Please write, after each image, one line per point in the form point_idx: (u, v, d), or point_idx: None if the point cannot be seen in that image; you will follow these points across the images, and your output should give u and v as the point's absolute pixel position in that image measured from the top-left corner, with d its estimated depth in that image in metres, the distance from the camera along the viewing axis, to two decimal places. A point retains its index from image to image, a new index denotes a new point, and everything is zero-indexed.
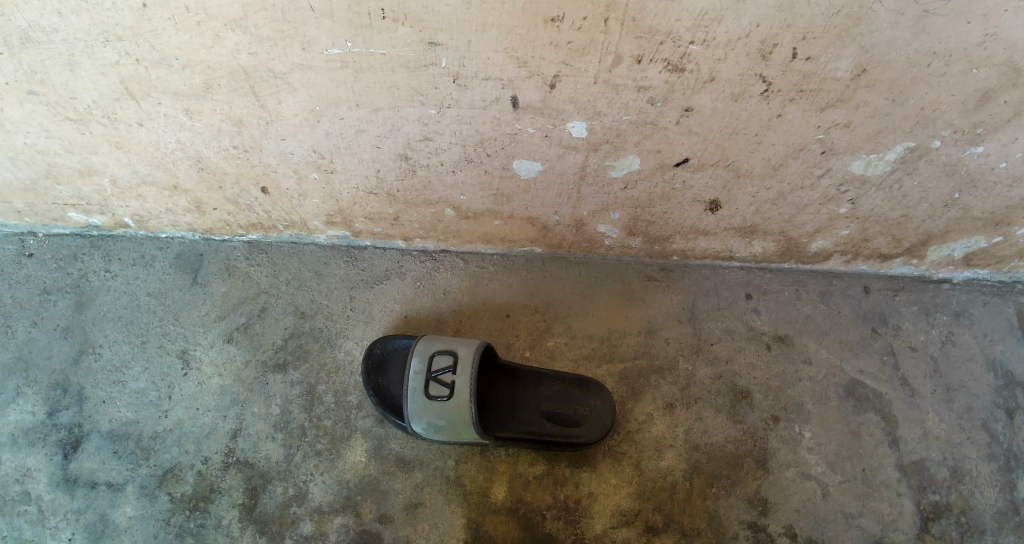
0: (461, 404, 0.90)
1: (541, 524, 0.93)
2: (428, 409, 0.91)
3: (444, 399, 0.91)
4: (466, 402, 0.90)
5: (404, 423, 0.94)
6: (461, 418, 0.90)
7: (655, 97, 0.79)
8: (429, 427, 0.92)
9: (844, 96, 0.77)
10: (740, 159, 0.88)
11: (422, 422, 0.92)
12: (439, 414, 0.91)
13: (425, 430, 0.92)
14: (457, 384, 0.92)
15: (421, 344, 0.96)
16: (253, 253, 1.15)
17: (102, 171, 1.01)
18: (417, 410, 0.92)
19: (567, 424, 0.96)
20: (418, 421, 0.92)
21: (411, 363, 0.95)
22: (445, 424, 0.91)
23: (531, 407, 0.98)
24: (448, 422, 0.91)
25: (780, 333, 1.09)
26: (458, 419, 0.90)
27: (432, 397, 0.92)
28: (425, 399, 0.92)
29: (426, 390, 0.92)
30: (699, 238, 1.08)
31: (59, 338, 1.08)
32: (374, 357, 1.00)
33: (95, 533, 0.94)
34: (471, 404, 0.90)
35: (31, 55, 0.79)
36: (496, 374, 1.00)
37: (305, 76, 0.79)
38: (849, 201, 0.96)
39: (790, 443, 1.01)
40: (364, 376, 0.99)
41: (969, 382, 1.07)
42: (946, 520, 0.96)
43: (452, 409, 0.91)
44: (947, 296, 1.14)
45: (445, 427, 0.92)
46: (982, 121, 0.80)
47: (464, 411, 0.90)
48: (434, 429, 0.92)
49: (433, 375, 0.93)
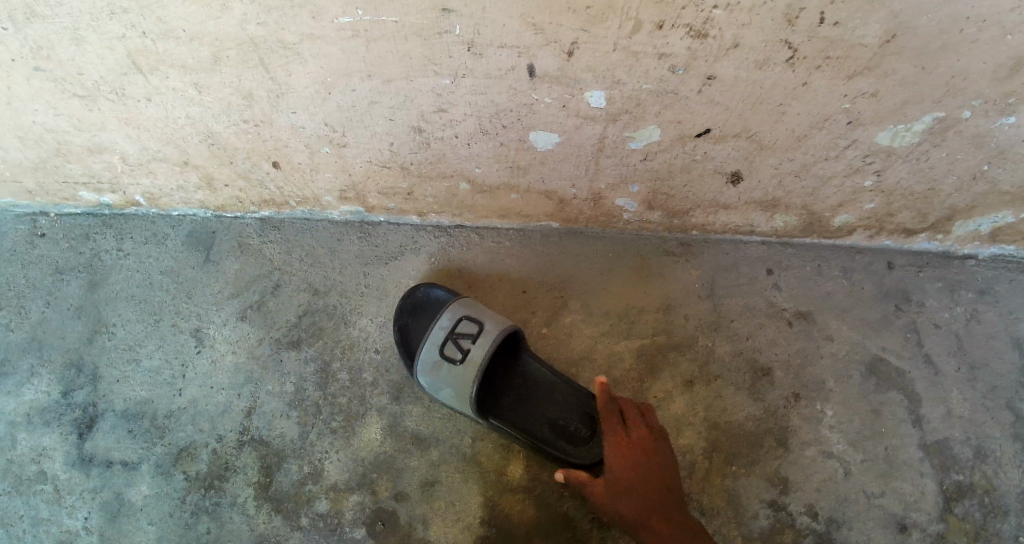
0: (466, 374, 0.90)
1: (560, 502, 0.93)
2: (437, 366, 0.92)
3: (454, 364, 0.91)
4: (471, 378, 0.90)
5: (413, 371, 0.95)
6: (463, 390, 0.90)
7: (676, 65, 0.76)
8: (431, 388, 0.93)
9: (871, 64, 0.73)
10: (763, 130, 0.86)
11: (427, 379, 0.92)
12: (443, 379, 0.91)
13: (426, 387, 0.93)
14: (471, 358, 0.91)
15: (456, 303, 0.97)
16: (266, 230, 1.14)
17: (112, 149, 1.00)
18: (428, 367, 0.92)
19: (562, 438, 0.94)
20: (425, 377, 0.93)
21: (440, 317, 0.96)
22: (444, 390, 0.91)
23: (533, 409, 0.96)
24: (448, 389, 0.91)
25: (801, 309, 1.07)
26: (458, 389, 0.90)
27: (444, 360, 0.92)
28: (439, 358, 0.92)
29: (442, 351, 0.93)
30: (719, 212, 1.06)
31: (72, 318, 1.08)
32: (411, 300, 1.02)
33: (111, 512, 0.95)
34: (475, 378, 0.89)
35: (36, 30, 0.77)
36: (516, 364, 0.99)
37: (315, 46, 0.77)
38: (873, 174, 0.93)
39: (811, 421, 0.99)
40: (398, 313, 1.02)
41: (994, 360, 1.05)
42: (969, 501, 0.95)
43: (458, 378, 0.91)
44: (972, 272, 1.11)
45: (443, 392, 0.92)
46: (1014, 90, 0.76)
47: (467, 384, 0.90)
48: (435, 391, 0.92)
49: (455, 336, 0.94)
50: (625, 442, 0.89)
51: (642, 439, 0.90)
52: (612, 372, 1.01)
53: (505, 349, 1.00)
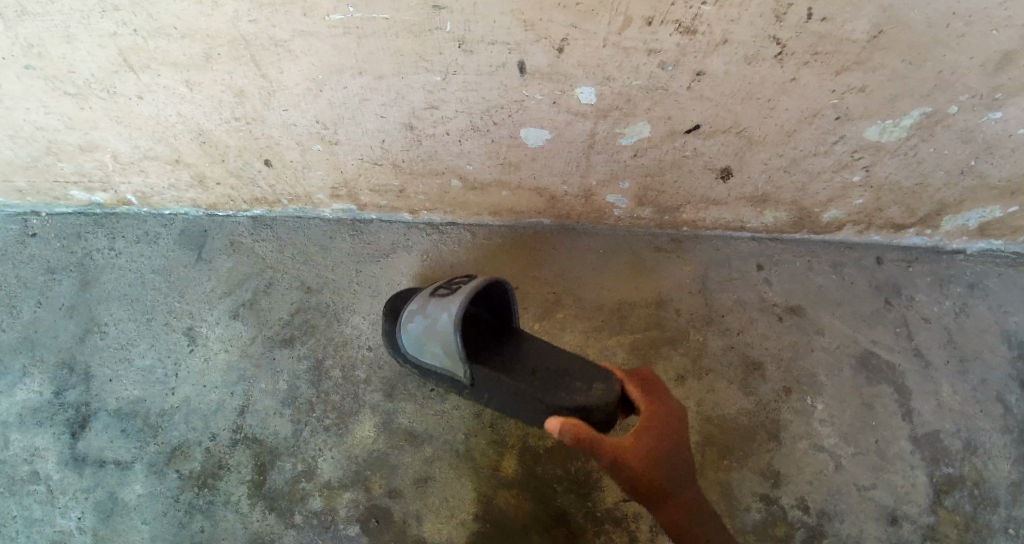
0: (444, 316, 0.88)
1: (553, 497, 0.94)
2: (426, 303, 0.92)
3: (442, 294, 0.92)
4: (449, 319, 0.87)
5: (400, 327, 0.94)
6: (442, 333, 0.88)
7: (666, 61, 0.76)
8: (414, 342, 0.91)
9: (860, 58, 0.73)
10: (753, 125, 0.86)
11: (410, 333, 0.92)
12: (425, 326, 0.90)
13: (410, 344, 0.92)
14: (450, 301, 0.89)
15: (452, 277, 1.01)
16: (258, 228, 1.14)
17: (104, 147, 0.99)
18: (410, 320, 0.92)
19: (556, 387, 0.88)
20: (408, 331, 0.92)
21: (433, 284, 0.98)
22: (425, 338, 0.90)
23: (524, 365, 0.92)
24: (428, 337, 0.89)
25: (793, 304, 1.08)
26: (437, 334, 0.88)
27: (425, 309, 0.91)
28: (421, 310, 0.92)
29: (425, 303, 0.93)
30: (710, 207, 1.06)
31: (64, 317, 1.08)
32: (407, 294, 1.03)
33: (105, 511, 0.95)
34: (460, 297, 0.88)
35: (26, 27, 0.77)
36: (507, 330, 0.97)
37: (306, 43, 0.77)
38: (863, 169, 0.94)
39: (803, 415, 1.00)
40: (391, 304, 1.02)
41: (983, 353, 1.05)
42: (959, 493, 0.96)
43: (438, 323, 0.89)
44: (961, 266, 1.12)
45: (425, 342, 0.90)
46: (1001, 85, 0.77)
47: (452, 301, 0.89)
48: (417, 344, 0.91)
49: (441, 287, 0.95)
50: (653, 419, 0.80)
51: (674, 422, 0.80)
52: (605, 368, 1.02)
53: (495, 316, 0.98)
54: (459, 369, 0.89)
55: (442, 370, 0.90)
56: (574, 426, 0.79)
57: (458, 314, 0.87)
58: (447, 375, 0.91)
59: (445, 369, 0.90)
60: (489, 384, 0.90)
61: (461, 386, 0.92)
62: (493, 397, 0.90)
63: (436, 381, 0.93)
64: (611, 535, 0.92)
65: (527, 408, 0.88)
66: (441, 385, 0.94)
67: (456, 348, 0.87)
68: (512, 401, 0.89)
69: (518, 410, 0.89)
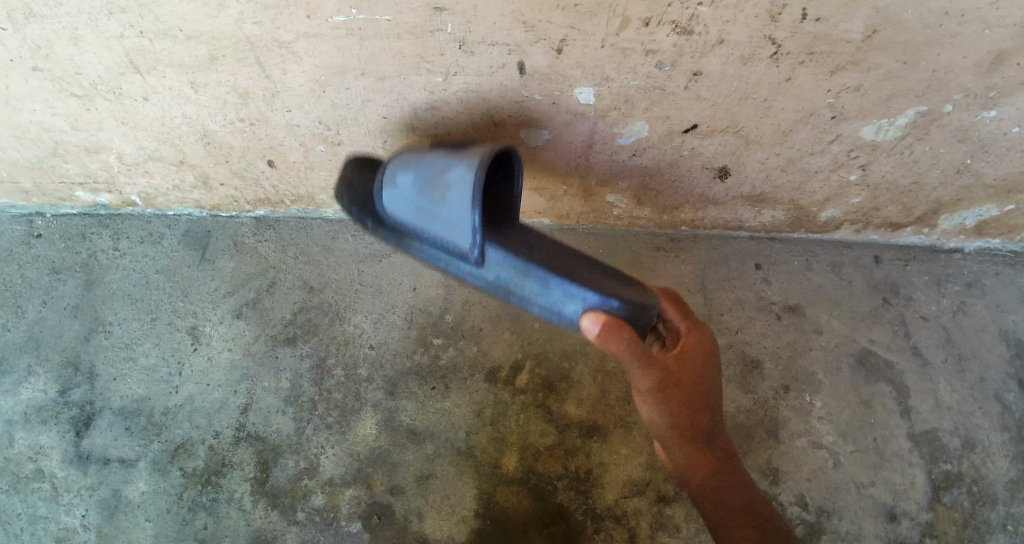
0: (454, 170, 0.72)
1: (553, 494, 0.95)
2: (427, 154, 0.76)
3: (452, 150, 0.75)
4: (465, 174, 0.70)
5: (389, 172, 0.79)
6: (451, 192, 0.71)
7: (664, 61, 0.77)
8: (403, 196, 0.76)
9: (855, 58, 0.75)
10: (750, 125, 0.87)
11: (399, 186, 0.76)
12: (425, 181, 0.74)
13: (399, 202, 0.77)
14: (466, 158, 0.72)
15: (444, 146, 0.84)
16: (261, 229, 1.15)
17: (109, 148, 1.00)
18: (402, 170, 0.77)
19: (592, 278, 0.77)
20: (397, 183, 0.77)
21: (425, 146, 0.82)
22: (421, 193, 0.74)
23: (543, 248, 0.80)
24: (429, 192, 0.73)
25: (791, 303, 1.09)
26: (444, 186, 0.72)
27: (426, 163, 0.76)
28: (419, 164, 0.76)
29: (424, 157, 0.77)
30: (708, 207, 1.08)
31: (69, 317, 1.09)
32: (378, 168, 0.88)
33: (108, 509, 0.96)
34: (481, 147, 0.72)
35: (34, 29, 0.78)
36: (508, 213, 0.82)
37: (310, 44, 0.78)
38: (859, 168, 0.95)
39: (802, 412, 1.01)
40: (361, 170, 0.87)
41: (980, 352, 1.06)
42: (959, 490, 0.97)
43: (446, 177, 0.72)
44: (958, 266, 1.13)
45: (421, 199, 0.74)
46: (995, 84, 0.78)
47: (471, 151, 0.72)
48: (408, 199, 0.76)
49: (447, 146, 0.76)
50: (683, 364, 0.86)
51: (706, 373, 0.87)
52: (605, 366, 1.03)
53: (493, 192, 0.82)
54: (463, 239, 0.73)
55: (438, 240, 0.75)
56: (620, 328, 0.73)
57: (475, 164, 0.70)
58: (442, 247, 0.75)
59: (444, 235, 0.74)
60: (500, 263, 0.76)
61: (456, 262, 0.76)
62: (501, 278, 0.76)
63: (424, 256, 0.78)
64: (611, 531, 0.93)
65: (550, 297, 0.75)
66: (429, 260, 0.79)
67: (469, 214, 0.70)
68: (531, 290, 0.76)
69: (534, 297, 0.76)
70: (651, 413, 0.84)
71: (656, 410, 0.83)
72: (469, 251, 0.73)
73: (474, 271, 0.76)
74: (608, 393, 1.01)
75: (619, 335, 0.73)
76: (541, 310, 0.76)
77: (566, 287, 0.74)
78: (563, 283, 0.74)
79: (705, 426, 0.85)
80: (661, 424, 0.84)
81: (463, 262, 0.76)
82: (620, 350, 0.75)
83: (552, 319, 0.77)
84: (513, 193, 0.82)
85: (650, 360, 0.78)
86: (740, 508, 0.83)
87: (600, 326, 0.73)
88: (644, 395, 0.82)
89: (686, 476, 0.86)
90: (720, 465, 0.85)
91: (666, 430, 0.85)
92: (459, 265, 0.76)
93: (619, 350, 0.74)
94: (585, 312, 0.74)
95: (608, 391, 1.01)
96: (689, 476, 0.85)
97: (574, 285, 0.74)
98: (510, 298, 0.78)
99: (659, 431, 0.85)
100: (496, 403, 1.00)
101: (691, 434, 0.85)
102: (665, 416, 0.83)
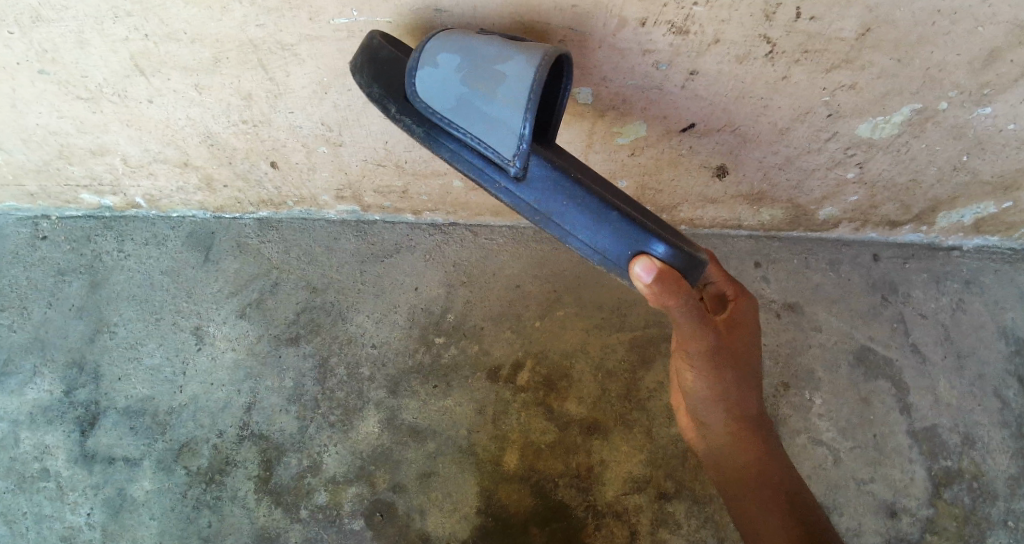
0: (514, 64, 0.62)
1: (554, 491, 0.96)
2: (477, 38, 0.65)
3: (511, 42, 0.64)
4: (524, 68, 0.61)
5: (426, 39, 0.65)
6: (506, 88, 0.62)
7: (661, 61, 0.78)
8: (443, 77, 0.63)
9: (849, 57, 0.75)
10: (747, 124, 0.88)
11: (440, 64, 0.64)
12: (472, 66, 0.63)
13: (435, 83, 0.64)
14: (525, 51, 0.62)
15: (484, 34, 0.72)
16: (264, 230, 1.16)
17: (115, 150, 1.02)
18: (444, 47, 0.64)
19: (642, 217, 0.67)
20: (436, 60, 0.64)
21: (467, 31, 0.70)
22: (467, 80, 0.63)
23: (582, 173, 0.70)
24: (477, 80, 0.63)
25: (790, 301, 1.09)
26: (497, 78, 0.62)
27: (474, 46, 0.64)
28: (466, 46, 0.64)
29: (471, 37, 0.65)
30: (707, 206, 1.09)
31: (74, 318, 1.10)
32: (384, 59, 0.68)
33: (114, 507, 0.98)
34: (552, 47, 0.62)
35: (41, 33, 0.79)
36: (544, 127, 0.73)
37: (312, 46, 0.79)
38: (856, 166, 0.96)
39: (801, 410, 1.02)
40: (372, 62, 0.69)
41: (979, 349, 1.07)
42: (957, 486, 0.98)
43: (500, 67, 0.62)
44: (957, 263, 1.13)
45: (464, 84, 0.63)
46: (988, 81, 0.79)
47: (537, 49, 0.62)
48: (448, 84, 0.63)
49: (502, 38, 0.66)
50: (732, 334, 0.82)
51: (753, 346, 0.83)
52: (604, 364, 1.03)
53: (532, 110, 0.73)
54: (510, 145, 0.63)
55: (477, 140, 0.64)
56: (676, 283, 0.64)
57: (542, 62, 0.61)
58: (478, 149, 0.65)
59: (484, 137, 0.64)
60: (542, 181, 0.66)
61: (488, 171, 0.66)
62: (540, 200, 0.66)
63: (450, 159, 0.67)
64: (611, 527, 0.94)
65: (595, 231, 0.66)
66: (454, 163, 0.67)
67: (523, 117, 0.61)
68: (573, 221, 0.66)
69: (577, 227, 0.66)
70: (697, 383, 0.79)
71: (705, 381, 0.78)
72: (511, 162, 0.63)
73: (508, 186, 0.66)
74: (608, 391, 1.01)
75: (677, 292, 0.65)
76: (581, 245, 0.67)
77: (616, 223, 0.65)
78: (613, 217, 0.65)
79: (751, 402, 0.81)
80: (708, 396, 0.80)
81: (499, 172, 0.65)
82: (676, 310, 0.67)
83: (591, 259, 0.68)
84: (557, 99, 0.70)
85: (707, 327, 0.71)
86: (788, 498, 0.80)
87: (655, 278, 0.63)
88: (691, 362, 0.77)
89: (724, 455, 0.83)
90: (760, 447, 0.83)
91: (711, 402, 0.81)
92: (492, 174, 0.66)
93: (676, 310, 0.67)
94: (635, 258, 0.64)
95: (608, 389, 1.02)
96: (730, 458, 0.83)
97: (626, 222, 0.65)
98: (542, 225, 0.68)
99: (703, 402, 0.81)
100: (498, 401, 1.01)
101: (736, 409, 0.81)
102: (712, 388, 0.79)
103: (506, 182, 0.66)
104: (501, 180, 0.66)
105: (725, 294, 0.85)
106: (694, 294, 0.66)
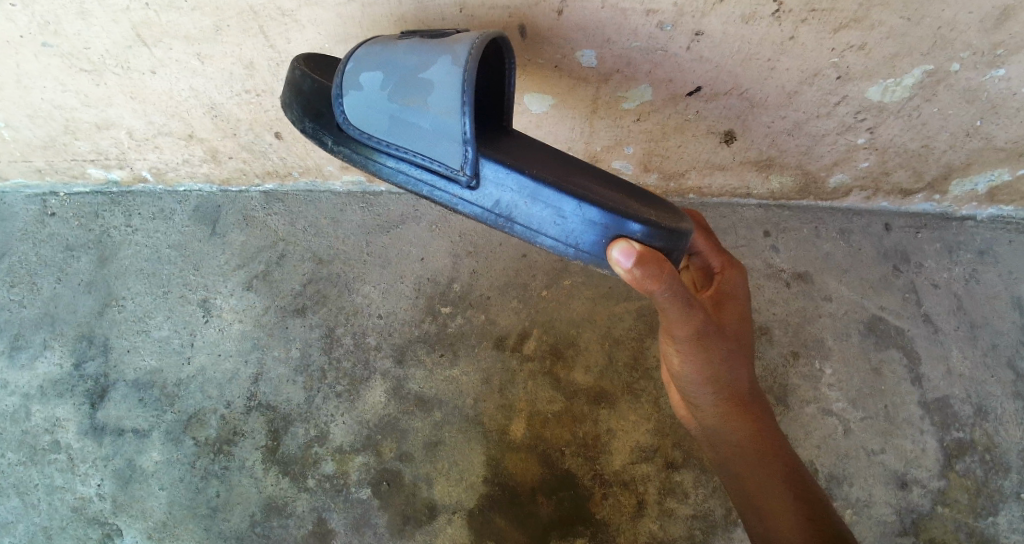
0: (437, 67, 0.62)
1: (561, 460, 0.96)
2: (396, 47, 0.66)
3: (432, 40, 0.65)
4: (451, 69, 0.61)
5: (342, 63, 0.66)
6: (436, 94, 0.61)
7: (665, 22, 0.77)
8: (371, 97, 0.63)
9: (857, 15, 0.74)
10: (753, 87, 0.87)
11: (364, 85, 0.63)
12: (397, 80, 0.63)
13: (364, 107, 0.63)
14: (450, 51, 0.62)
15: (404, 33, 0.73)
16: (271, 202, 1.16)
17: (120, 124, 1.02)
18: (365, 67, 0.64)
19: (610, 202, 0.66)
20: (360, 82, 0.64)
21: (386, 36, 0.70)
22: (394, 95, 0.62)
23: (540, 165, 0.68)
24: (404, 94, 0.62)
25: (799, 270, 1.09)
26: (424, 86, 0.62)
27: (395, 58, 0.64)
28: (387, 60, 0.64)
29: (391, 50, 0.65)
30: (715, 173, 1.07)
31: (82, 293, 1.10)
32: (312, 93, 0.68)
33: (124, 478, 0.98)
34: (474, 34, 0.63)
35: (43, 4, 0.79)
36: (498, 120, 0.75)
37: (312, 12, 0.79)
38: (867, 131, 0.94)
39: (810, 379, 1.01)
40: (301, 95, 0.69)
41: (992, 319, 1.05)
42: (970, 457, 0.97)
43: (425, 75, 0.62)
44: (971, 233, 1.11)
45: (391, 100, 0.62)
46: (1002, 41, 0.77)
47: (457, 42, 0.63)
48: (378, 104, 0.63)
49: (423, 40, 0.67)
50: (717, 309, 0.82)
51: (740, 320, 0.82)
52: (612, 333, 1.03)
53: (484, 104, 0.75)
54: (456, 154, 0.62)
55: (420, 156, 0.63)
56: (659, 254, 0.62)
57: (465, 59, 0.60)
58: (424, 165, 0.64)
59: (427, 152, 0.63)
60: (497, 182, 0.64)
61: (440, 186, 0.64)
62: (500, 204, 0.64)
63: (399, 182, 0.66)
64: (619, 496, 0.94)
65: (564, 225, 0.63)
66: (402, 184, 0.66)
67: (460, 120, 0.60)
68: (539, 219, 0.64)
69: (545, 224, 0.64)
70: (686, 369, 0.78)
71: (694, 365, 0.76)
72: (461, 170, 0.63)
73: (464, 197, 0.64)
74: (616, 360, 1.01)
75: (660, 276, 0.62)
76: (554, 243, 0.64)
77: (582, 212, 0.63)
78: (580, 206, 0.63)
79: (743, 380, 0.80)
80: (697, 380, 0.78)
81: (450, 184, 0.64)
82: (660, 294, 0.64)
83: (566, 254, 0.65)
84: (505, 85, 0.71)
85: (692, 310, 0.68)
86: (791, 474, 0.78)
87: (636, 262, 0.60)
88: (677, 347, 0.75)
89: (718, 436, 0.81)
90: (757, 426, 0.80)
91: (703, 387, 0.78)
92: (444, 189, 0.64)
93: (661, 295, 0.63)
94: (613, 243, 0.62)
95: (615, 359, 1.01)
96: (725, 442, 0.81)
97: (594, 209, 0.62)
98: (509, 229, 0.65)
99: (694, 387, 0.79)
100: (504, 370, 1.01)
101: (728, 391, 0.79)
102: (703, 372, 0.77)
103: (460, 193, 0.64)
104: (455, 193, 0.64)
105: (711, 266, 0.86)
106: (678, 275, 0.63)
